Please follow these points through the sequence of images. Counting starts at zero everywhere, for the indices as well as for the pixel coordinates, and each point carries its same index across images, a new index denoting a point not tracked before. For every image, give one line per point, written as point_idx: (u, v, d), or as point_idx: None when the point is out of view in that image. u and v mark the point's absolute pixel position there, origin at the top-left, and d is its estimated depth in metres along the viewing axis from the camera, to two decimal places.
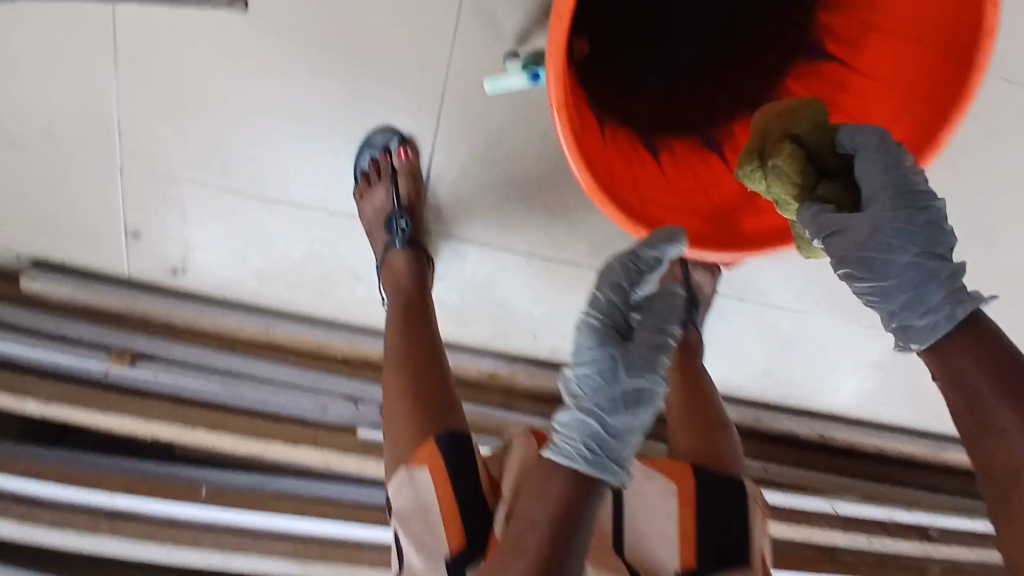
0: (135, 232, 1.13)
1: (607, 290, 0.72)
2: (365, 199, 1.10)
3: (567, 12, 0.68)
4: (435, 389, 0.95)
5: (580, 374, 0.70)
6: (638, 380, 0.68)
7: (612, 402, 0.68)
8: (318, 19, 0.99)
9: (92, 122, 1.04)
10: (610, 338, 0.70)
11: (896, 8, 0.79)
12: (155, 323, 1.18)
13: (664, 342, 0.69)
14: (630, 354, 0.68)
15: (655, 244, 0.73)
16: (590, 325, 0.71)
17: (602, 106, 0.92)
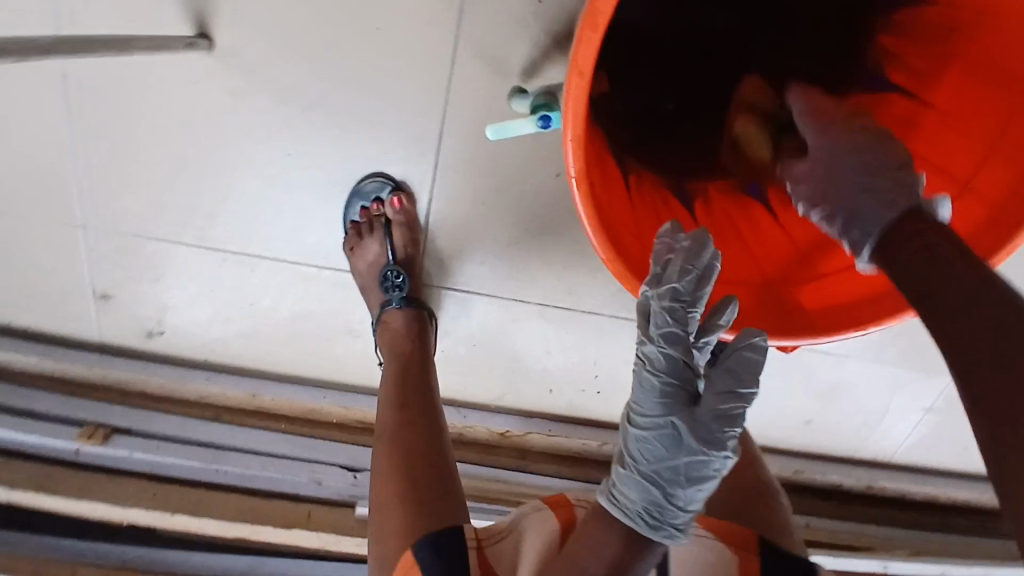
0: (103, 294, 1.01)
1: (663, 341, 0.62)
2: (356, 253, 0.97)
3: (589, 64, 0.55)
4: (432, 472, 0.80)
5: (643, 436, 0.62)
6: (709, 453, 0.60)
7: (678, 472, 0.61)
8: (295, 56, 0.87)
9: (49, 177, 0.93)
10: (676, 399, 0.61)
11: (1001, 55, 0.65)
12: (131, 391, 1.08)
13: (734, 405, 0.61)
14: (699, 424, 0.60)
15: (703, 270, 0.63)
16: (653, 383, 0.62)
17: (625, 154, 0.79)
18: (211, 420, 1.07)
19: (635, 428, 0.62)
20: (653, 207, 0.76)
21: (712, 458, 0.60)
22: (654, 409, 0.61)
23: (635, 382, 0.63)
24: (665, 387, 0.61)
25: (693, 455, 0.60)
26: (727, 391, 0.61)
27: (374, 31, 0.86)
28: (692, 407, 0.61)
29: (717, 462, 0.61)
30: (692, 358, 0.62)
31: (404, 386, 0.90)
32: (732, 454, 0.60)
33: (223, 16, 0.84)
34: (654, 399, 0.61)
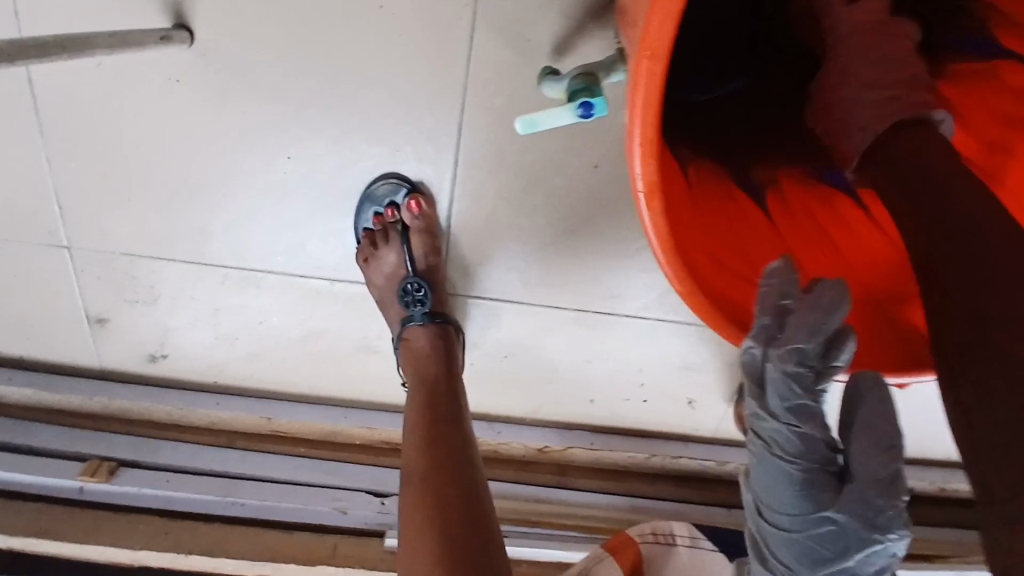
0: (97, 318, 0.92)
1: (791, 419, 0.53)
2: (370, 264, 0.87)
3: (662, 43, 0.41)
4: (463, 516, 0.70)
5: (790, 538, 0.54)
6: (879, 543, 0.53)
7: (843, 568, 0.54)
8: (288, 45, 0.77)
9: (27, 193, 0.83)
10: (822, 486, 0.53)
11: None
12: (136, 420, 0.99)
13: (895, 475, 0.52)
14: (862, 515, 0.52)
15: (830, 327, 0.51)
16: (790, 476, 0.53)
17: (680, 145, 0.66)
18: (223, 447, 0.98)
19: (779, 529, 0.55)
20: (720, 209, 0.63)
21: (884, 546, 0.53)
22: (797, 508, 0.53)
23: (766, 473, 0.55)
24: (804, 478, 0.53)
25: (864, 551, 0.53)
26: (884, 463, 0.52)
27: (377, 11, 0.75)
28: (844, 492, 0.53)
29: (888, 547, 0.53)
30: (828, 428, 0.54)
31: (428, 413, 0.79)
32: (906, 534, 0.53)
33: (204, 4, 0.75)
34: (796, 494, 0.53)
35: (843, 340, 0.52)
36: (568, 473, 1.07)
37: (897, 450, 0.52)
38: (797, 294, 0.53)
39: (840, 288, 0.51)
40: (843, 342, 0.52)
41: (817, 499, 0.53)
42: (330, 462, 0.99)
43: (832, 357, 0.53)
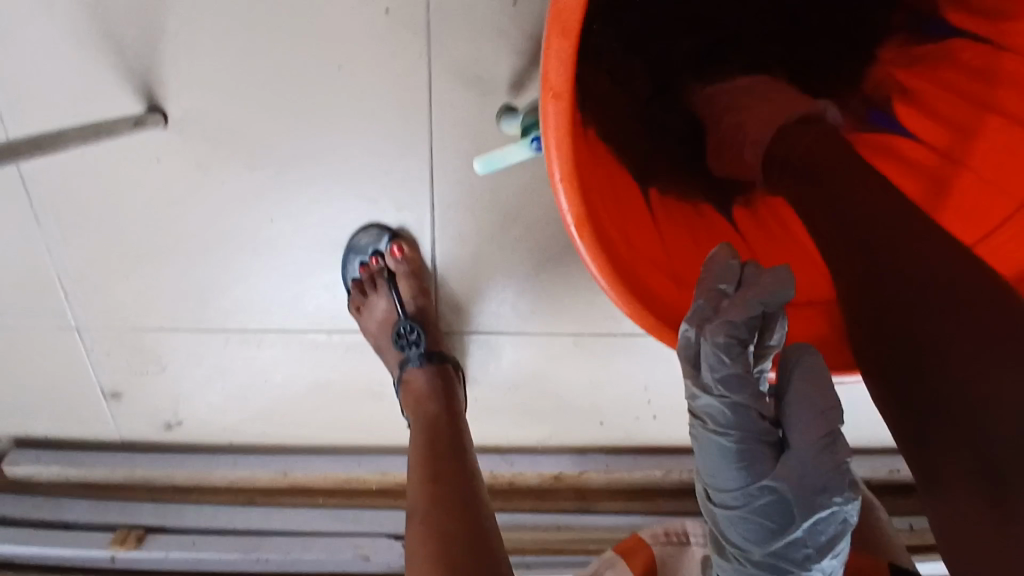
0: (113, 392, 0.95)
1: (722, 389, 0.48)
2: (363, 313, 0.88)
3: (565, 81, 0.43)
4: (458, 537, 0.70)
5: (734, 518, 0.48)
6: (828, 509, 0.46)
7: (800, 547, 0.48)
8: (257, 114, 0.80)
9: (35, 281, 0.88)
10: (758, 457, 0.47)
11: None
12: (160, 486, 1.01)
13: (833, 436, 0.46)
14: (802, 481, 0.46)
15: (763, 300, 0.48)
16: (724, 449, 0.48)
17: (637, 165, 0.67)
18: (245, 505, 1.00)
19: (723, 507, 0.49)
20: (684, 226, 0.64)
21: (834, 511, 0.47)
22: (735, 481, 0.48)
23: (701, 451, 0.49)
24: (741, 449, 0.47)
25: (812, 521, 0.46)
26: (821, 423, 0.47)
27: (336, 71, 0.78)
28: (783, 458, 0.47)
29: (840, 514, 0.47)
30: (761, 396, 0.48)
31: (432, 453, 0.80)
32: (856, 497, 0.47)
33: (174, 86, 0.78)
34: (733, 467, 0.47)
35: (775, 322, 0.50)
36: (588, 498, 1.05)
37: (836, 408, 0.47)
38: (735, 282, 0.50)
39: (782, 270, 0.48)
40: (773, 322, 0.50)
41: (753, 470, 0.47)
42: (349, 508, 1.00)
43: (765, 339, 0.50)
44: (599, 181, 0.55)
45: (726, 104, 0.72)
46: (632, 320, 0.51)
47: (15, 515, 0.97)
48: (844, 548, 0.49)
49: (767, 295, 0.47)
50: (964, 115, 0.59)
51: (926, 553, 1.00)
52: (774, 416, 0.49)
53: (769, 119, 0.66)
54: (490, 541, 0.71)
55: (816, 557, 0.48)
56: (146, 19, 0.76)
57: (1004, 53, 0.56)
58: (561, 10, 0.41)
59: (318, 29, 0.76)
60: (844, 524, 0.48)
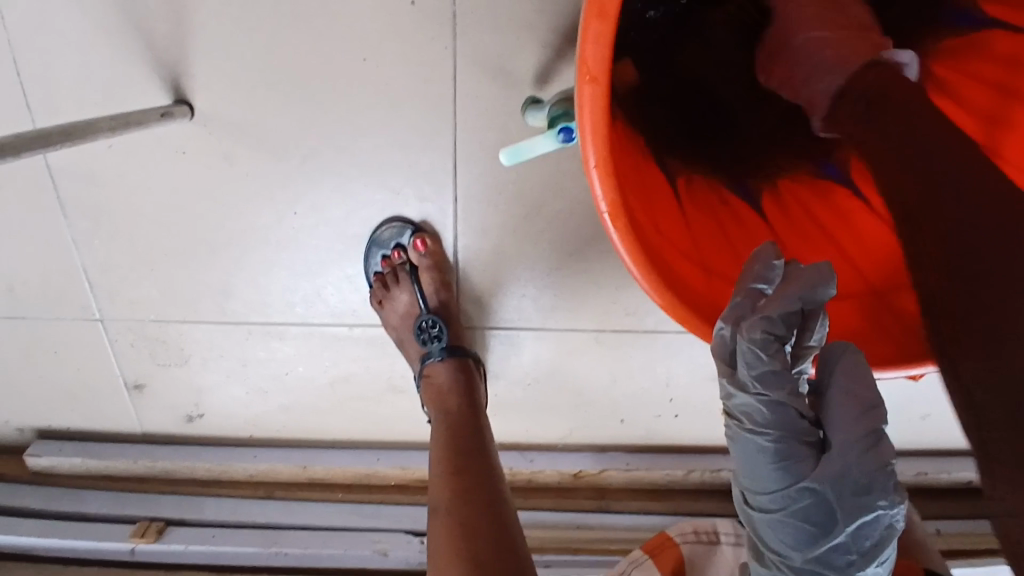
0: (136, 384, 0.96)
1: (759, 388, 0.47)
2: (385, 307, 0.88)
3: (601, 63, 0.42)
4: (483, 532, 0.70)
5: (774, 519, 0.49)
6: (870, 511, 0.47)
7: (843, 550, 0.48)
8: (282, 106, 0.80)
9: (60, 272, 0.89)
10: (798, 458, 0.47)
11: None
12: (181, 478, 1.02)
13: (876, 435, 0.47)
14: (844, 483, 0.46)
15: (804, 296, 0.47)
16: (763, 450, 0.48)
17: (667, 157, 0.66)
18: (265, 499, 1.00)
19: (764, 511, 0.50)
20: (717, 217, 0.63)
21: (877, 514, 0.47)
22: (775, 482, 0.48)
23: (741, 452, 0.50)
24: (779, 450, 0.48)
25: (854, 524, 0.47)
26: (863, 425, 0.47)
27: (362, 64, 0.78)
28: (823, 460, 0.47)
29: (883, 517, 0.47)
30: (800, 395, 0.48)
31: (454, 449, 0.79)
32: (901, 500, 0.47)
33: (200, 78, 0.79)
34: (772, 468, 0.48)
35: (815, 319, 0.49)
36: (609, 497, 1.04)
37: (877, 407, 0.47)
38: (774, 280, 0.49)
39: (823, 264, 0.47)
40: (814, 320, 0.49)
41: (794, 471, 0.47)
42: (368, 504, 1.00)
43: (804, 338, 0.49)
44: (630, 170, 0.54)
45: (790, 27, 0.65)
46: (664, 311, 0.50)
47: (36, 507, 0.97)
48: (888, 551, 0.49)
49: (807, 290, 0.47)
50: (997, 105, 0.58)
51: (953, 557, 0.98)
52: (815, 416, 0.49)
53: (838, 60, 0.59)
54: (516, 539, 0.70)
55: (859, 561, 0.49)
56: (173, 11, 0.76)
57: None
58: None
59: (343, 21, 0.76)
60: (890, 527, 0.48)
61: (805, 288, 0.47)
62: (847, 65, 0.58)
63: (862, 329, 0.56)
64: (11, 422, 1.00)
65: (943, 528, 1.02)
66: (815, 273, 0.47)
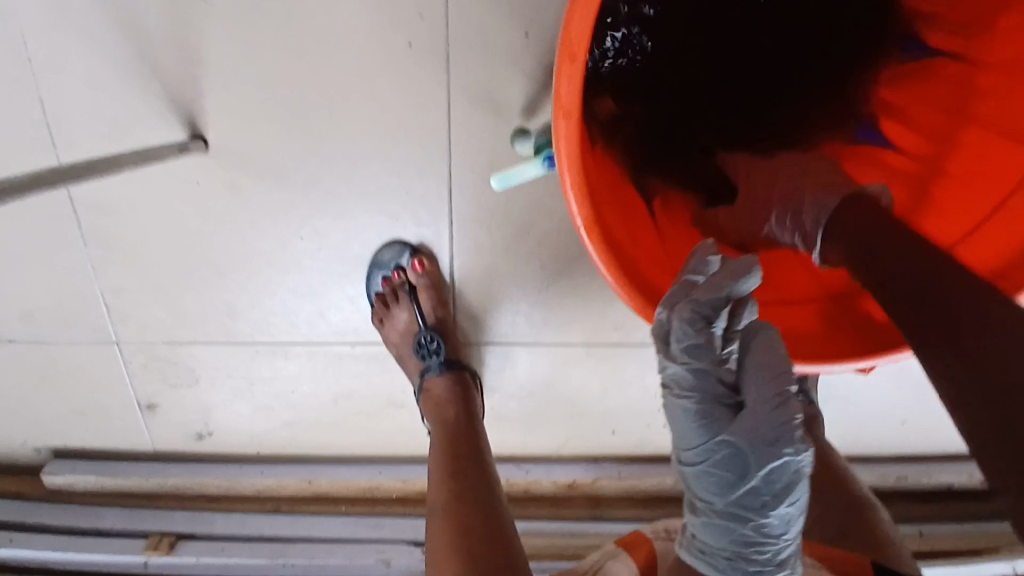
0: (148, 404, 1.01)
1: (686, 358, 0.53)
2: (385, 324, 0.94)
3: (574, 99, 0.49)
4: (481, 540, 0.76)
5: (698, 472, 0.54)
6: (780, 458, 0.51)
7: (758, 495, 0.53)
8: (288, 139, 0.86)
9: (78, 297, 0.94)
10: (717, 417, 0.53)
11: (999, 49, 0.59)
12: (189, 494, 1.06)
13: (785, 395, 0.51)
14: (755, 434, 0.51)
15: (731, 285, 0.52)
16: (687, 410, 0.53)
17: (644, 180, 0.72)
18: (271, 513, 1.04)
19: (689, 465, 0.55)
20: (685, 232, 0.69)
21: (786, 460, 0.51)
22: (698, 438, 0.53)
23: (670, 415, 0.55)
24: (700, 409, 0.53)
25: (766, 469, 0.51)
26: (773, 386, 0.51)
27: (362, 99, 0.85)
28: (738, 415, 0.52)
29: (793, 463, 0.51)
30: (723, 362, 0.54)
31: (452, 453, 0.87)
32: (806, 447, 0.51)
33: (212, 114, 0.85)
34: (695, 427, 0.53)
35: (744, 305, 0.54)
36: (602, 505, 1.08)
37: (787, 371, 0.52)
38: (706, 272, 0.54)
39: (749, 256, 0.52)
40: (743, 306, 0.53)
41: (714, 427, 0.53)
42: (371, 516, 1.04)
43: (733, 323, 0.54)
44: (606, 191, 0.60)
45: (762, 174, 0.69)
46: (637, 314, 0.56)
47: (53, 525, 1.01)
48: (800, 495, 0.53)
49: (732, 279, 0.52)
50: (943, 125, 0.65)
51: (932, 557, 1.03)
52: (735, 381, 0.54)
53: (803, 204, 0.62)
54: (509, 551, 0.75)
55: (774, 504, 0.53)
56: (187, 55, 0.83)
57: (984, 69, 0.61)
58: (569, 38, 0.46)
59: (344, 61, 0.83)
60: (799, 473, 0.52)
61: (727, 274, 0.52)
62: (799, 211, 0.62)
63: (817, 327, 0.62)
64: (28, 443, 1.04)
65: (922, 529, 1.06)
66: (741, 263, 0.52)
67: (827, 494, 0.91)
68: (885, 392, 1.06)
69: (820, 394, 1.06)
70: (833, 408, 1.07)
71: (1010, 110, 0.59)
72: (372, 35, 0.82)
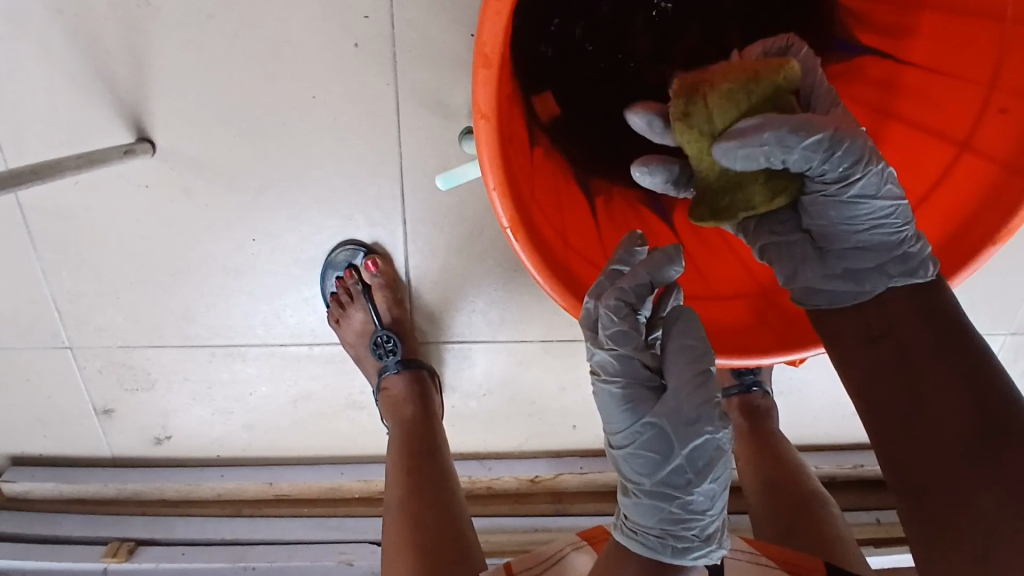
0: (104, 409, 1.00)
1: (611, 344, 0.56)
2: (342, 325, 0.94)
3: (490, 102, 0.51)
4: (437, 545, 0.78)
5: (627, 454, 0.57)
6: (701, 436, 0.54)
7: (682, 473, 0.55)
8: (237, 141, 0.86)
9: (30, 303, 0.93)
10: (641, 400, 0.56)
11: (925, 50, 0.61)
12: (149, 499, 1.05)
13: (705, 374, 0.55)
14: (676, 414, 0.54)
15: (653, 273, 0.55)
16: (614, 395, 0.56)
17: (590, 176, 0.73)
18: (232, 516, 1.04)
19: (618, 448, 0.57)
20: (624, 226, 0.71)
21: (706, 438, 0.54)
22: (623, 422, 0.56)
23: (599, 402, 0.57)
24: (625, 393, 0.56)
25: (689, 446, 0.54)
26: (693, 366, 0.55)
27: (311, 100, 0.85)
28: (661, 398, 0.56)
29: (712, 441, 0.54)
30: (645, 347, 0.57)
31: (407, 452, 0.88)
32: (725, 425, 0.54)
33: (161, 118, 0.85)
34: (621, 411, 0.56)
35: (670, 291, 0.60)
36: (564, 500, 1.09)
37: (708, 353, 0.56)
38: (627, 263, 0.58)
39: (668, 247, 0.56)
40: (669, 294, 0.60)
41: (638, 411, 0.56)
42: (333, 517, 1.04)
43: (659, 310, 0.60)
44: (536, 187, 0.62)
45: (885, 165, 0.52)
46: (563, 307, 0.58)
47: (14, 531, 1.01)
48: (722, 472, 0.56)
49: (654, 267, 0.55)
50: (870, 123, 0.66)
51: (884, 545, 1.05)
52: (659, 366, 0.57)
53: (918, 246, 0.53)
54: (463, 557, 0.77)
55: (698, 482, 0.55)
56: (133, 59, 0.82)
57: (905, 66, 0.63)
58: (482, 44, 0.49)
59: (292, 63, 0.83)
60: (720, 450, 0.55)
61: (646, 263, 0.56)
62: (909, 253, 0.53)
63: (745, 319, 0.64)
64: None
65: (876, 517, 1.09)
66: (657, 253, 0.56)
67: (778, 484, 0.94)
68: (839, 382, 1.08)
69: (776, 387, 1.08)
70: (789, 399, 1.09)
71: (930, 108, 0.61)
72: (319, 37, 0.82)
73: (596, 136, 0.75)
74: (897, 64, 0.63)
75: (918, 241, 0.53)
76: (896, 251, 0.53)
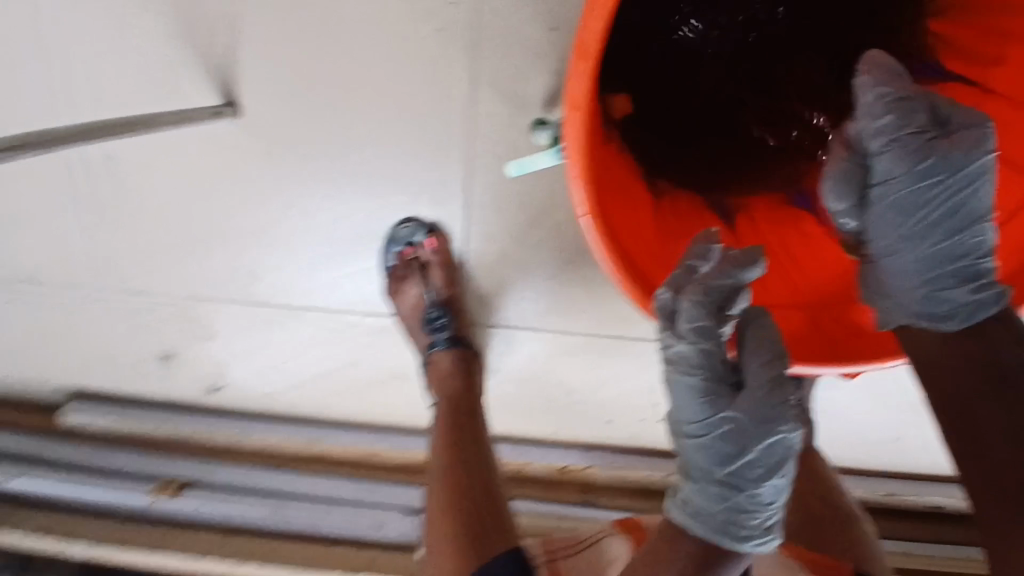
0: (165, 356, 1.06)
1: (692, 337, 0.57)
2: (398, 297, 0.97)
3: (583, 95, 0.53)
4: (482, 510, 0.81)
5: (698, 444, 0.58)
6: (774, 435, 0.55)
7: (751, 467, 0.56)
8: (316, 111, 0.90)
9: (107, 249, 0.99)
10: (717, 394, 0.57)
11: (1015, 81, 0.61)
12: (198, 445, 1.11)
13: (781, 376, 0.56)
14: (752, 411, 0.55)
15: (737, 272, 0.57)
16: (690, 386, 0.57)
17: (658, 176, 0.74)
18: (273, 469, 1.09)
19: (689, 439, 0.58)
20: (688, 225, 0.71)
21: (779, 437, 0.56)
22: (698, 413, 0.58)
23: (672, 391, 0.59)
24: (702, 386, 0.57)
25: (762, 443, 0.56)
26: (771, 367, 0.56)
27: (390, 79, 0.88)
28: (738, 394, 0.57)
29: (784, 440, 0.56)
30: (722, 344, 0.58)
31: (452, 426, 0.91)
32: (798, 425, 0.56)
33: (247, 85, 0.89)
34: (697, 402, 0.57)
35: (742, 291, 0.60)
36: (590, 492, 1.11)
37: (784, 355, 0.57)
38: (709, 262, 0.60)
39: (752, 249, 0.58)
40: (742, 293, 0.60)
41: (713, 404, 0.57)
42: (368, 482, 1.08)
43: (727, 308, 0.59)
44: (610, 177, 0.63)
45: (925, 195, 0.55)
46: (631, 298, 0.60)
47: (74, 460, 1.08)
48: (790, 470, 0.57)
49: (739, 268, 0.57)
50: None
51: None
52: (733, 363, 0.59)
53: (951, 289, 0.56)
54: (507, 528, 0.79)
55: (766, 478, 0.57)
56: (227, 26, 0.86)
57: (991, 94, 0.63)
58: (582, 40, 0.51)
59: (375, 43, 0.86)
60: (789, 449, 0.57)
61: (732, 261, 0.57)
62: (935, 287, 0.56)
63: (801, 331, 0.66)
64: (51, 382, 1.10)
65: (903, 546, 1.08)
66: (742, 253, 0.57)
67: None
68: (874, 410, 1.08)
69: (816, 405, 1.08)
70: (826, 420, 1.09)
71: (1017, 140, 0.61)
72: (404, 19, 0.85)
73: (669, 137, 0.76)
74: (983, 90, 0.63)
75: (953, 285, 0.56)
76: (924, 285, 0.56)
